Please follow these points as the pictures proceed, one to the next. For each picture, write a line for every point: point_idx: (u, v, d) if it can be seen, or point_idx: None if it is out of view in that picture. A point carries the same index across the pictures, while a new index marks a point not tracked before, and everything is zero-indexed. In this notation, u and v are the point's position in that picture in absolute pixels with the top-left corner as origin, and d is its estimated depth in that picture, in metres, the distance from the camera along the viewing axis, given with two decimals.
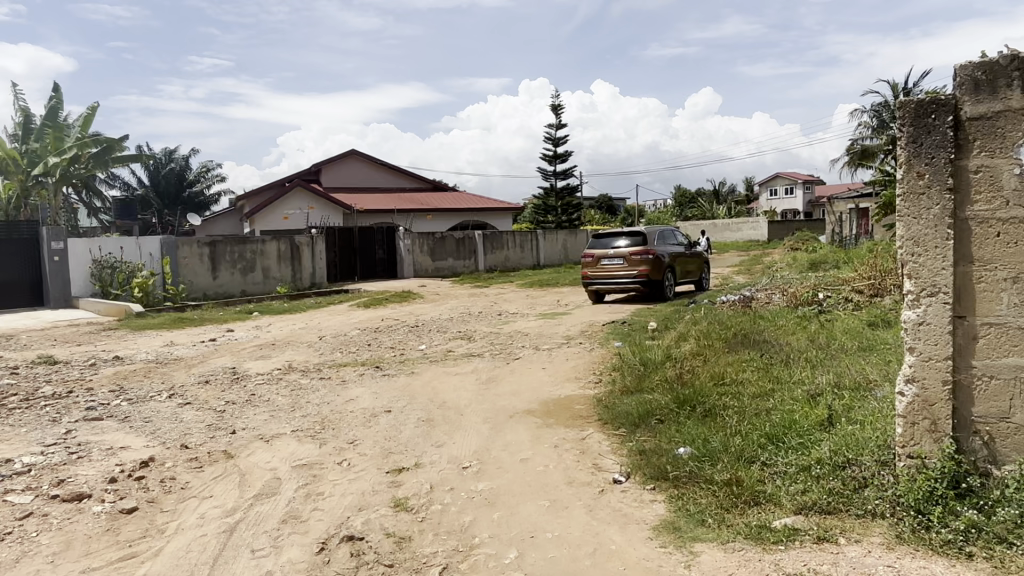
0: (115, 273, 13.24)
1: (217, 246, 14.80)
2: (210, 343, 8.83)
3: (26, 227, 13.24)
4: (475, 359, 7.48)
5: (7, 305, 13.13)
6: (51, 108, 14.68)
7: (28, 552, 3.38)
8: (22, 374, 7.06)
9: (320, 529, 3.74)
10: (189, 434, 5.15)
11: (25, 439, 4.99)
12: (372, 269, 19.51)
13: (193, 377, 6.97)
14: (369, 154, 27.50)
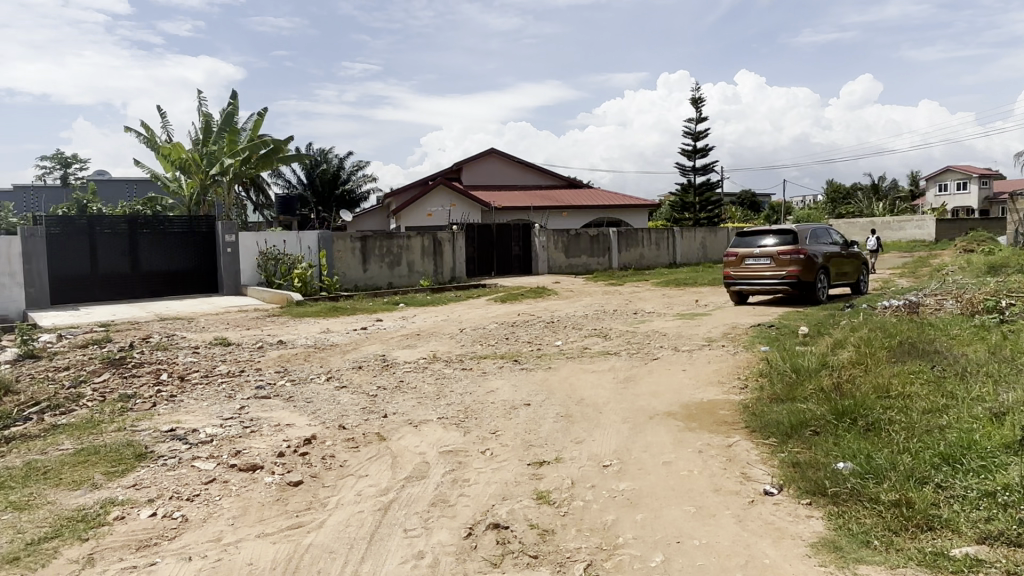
0: (278, 264, 14.48)
1: (367, 241, 15.74)
2: (361, 331, 9.39)
3: (205, 222, 14.68)
4: (612, 357, 7.42)
5: (188, 291, 14.64)
6: (227, 113, 16.16)
7: (213, 514, 3.75)
8: (203, 352, 7.88)
9: (466, 515, 3.86)
10: (346, 415, 5.50)
11: (207, 412, 5.54)
12: (509, 265, 19.92)
13: (348, 362, 7.45)
14: (506, 153, 28.04)
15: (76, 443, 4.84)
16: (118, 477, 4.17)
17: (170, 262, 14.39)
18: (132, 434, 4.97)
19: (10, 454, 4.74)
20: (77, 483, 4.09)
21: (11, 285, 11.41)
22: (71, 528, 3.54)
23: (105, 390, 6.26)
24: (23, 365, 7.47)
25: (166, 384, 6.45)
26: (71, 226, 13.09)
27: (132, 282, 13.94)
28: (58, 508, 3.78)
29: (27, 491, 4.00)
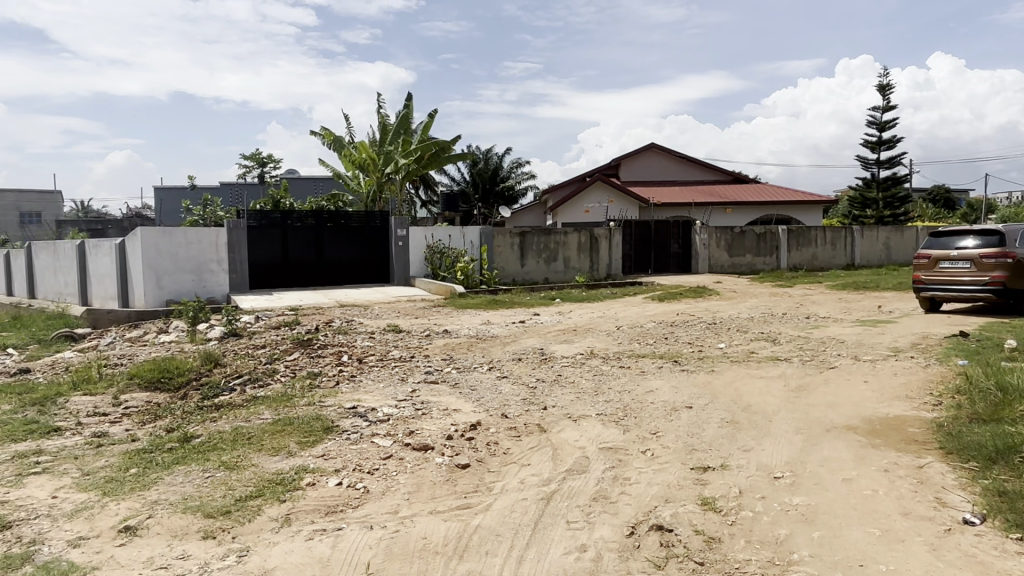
0: (443, 258, 15.40)
1: (526, 236, 16.09)
2: (520, 324, 9.62)
3: (379, 217, 15.71)
4: (782, 364, 7.01)
5: (363, 280, 15.78)
6: (403, 116, 17.17)
7: (391, 488, 4.02)
8: (378, 338, 8.46)
9: (628, 513, 3.83)
10: (508, 405, 5.67)
11: (383, 393, 5.96)
12: (667, 263, 19.52)
13: (508, 354, 7.66)
14: (668, 147, 27.41)
15: (273, 413, 5.41)
16: (310, 447, 4.61)
17: (348, 253, 15.59)
18: (320, 409, 5.47)
19: (221, 419, 5.40)
20: (276, 450, 4.56)
21: (219, 271, 12.86)
22: (272, 489, 3.95)
23: (295, 367, 6.94)
24: (228, 342, 8.46)
25: (346, 365, 7.02)
26: (267, 219, 14.49)
27: (316, 271, 15.27)
28: (261, 470, 4.24)
29: (236, 453, 4.53)
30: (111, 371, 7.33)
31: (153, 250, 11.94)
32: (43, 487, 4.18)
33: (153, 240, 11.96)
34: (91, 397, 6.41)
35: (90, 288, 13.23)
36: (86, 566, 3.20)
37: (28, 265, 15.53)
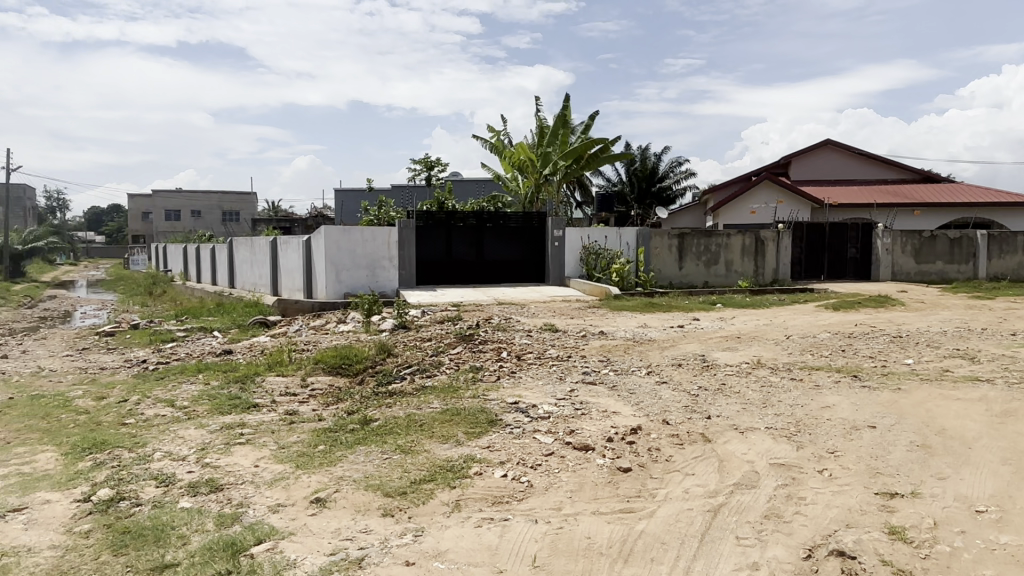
0: (598, 259, 15.40)
1: (685, 238, 15.71)
2: (679, 329, 9.38)
3: (537, 217, 16.00)
4: (983, 385, 6.25)
5: (520, 279, 16.19)
6: (562, 116, 17.35)
7: (554, 485, 4.08)
8: (536, 336, 8.63)
9: (804, 535, 3.61)
10: (669, 411, 5.54)
11: (543, 391, 6.07)
12: (841, 269, 18.22)
13: (668, 358, 7.49)
14: (844, 143, 25.45)
15: (442, 403, 5.70)
16: (476, 438, 4.80)
17: (507, 252, 16.05)
18: (484, 402, 5.67)
19: (395, 405, 5.78)
20: (445, 438, 4.80)
21: (390, 266, 13.76)
22: (443, 475, 4.16)
23: (459, 361, 7.25)
24: (398, 334, 9.03)
25: (506, 361, 7.24)
26: (433, 219, 15.26)
27: (476, 269, 15.89)
28: (432, 456, 4.48)
29: (409, 438, 4.82)
30: (299, 356, 8.10)
31: (334, 248, 12.95)
32: (246, 456, 4.70)
33: (335, 238, 12.98)
34: (283, 377, 7.13)
35: (280, 281, 14.66)
36: (284, 531, 3.55)
37: (229, 257, 17.57)
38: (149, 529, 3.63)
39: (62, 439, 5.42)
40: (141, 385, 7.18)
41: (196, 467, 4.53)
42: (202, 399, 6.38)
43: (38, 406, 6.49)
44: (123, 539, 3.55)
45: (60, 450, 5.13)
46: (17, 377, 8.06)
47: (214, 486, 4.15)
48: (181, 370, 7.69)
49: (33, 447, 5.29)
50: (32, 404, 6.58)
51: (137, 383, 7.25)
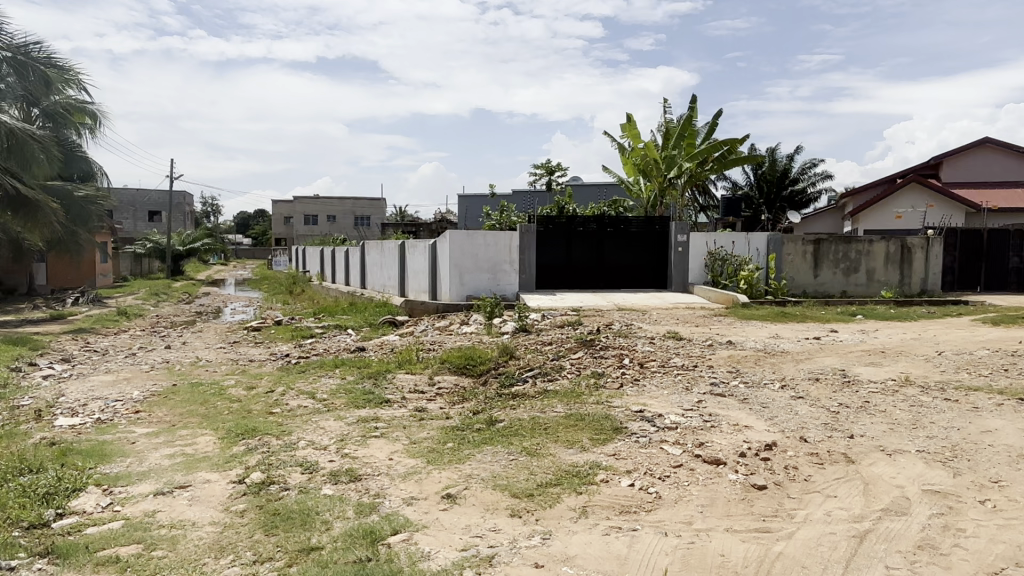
0: (725, 265, 14.84)
1: (821, 244, 14.88)
2: (814, 341, 8.85)
3: (660, 222, 15.68)
4: None
5: (641, 285, 15.93)
6: (688, 118, 16.93)
7: (684, 498, 3.97)
8: (659, 344, 8.45)
9: (965, 570, 3.29)
10: (807, 428, 5.24)
11: (670, 400, 5.93)
12: (1002, 280, 16.50)
13: (803, 372, 7.08)
14: (1005, 141, 23.09)
15: (566, 408, 5.70)
16: (601, 445, 4.76)
17: (628, 258, 15.84)
18: (608, 408, 5.62)
19: (519, 407, 5.85)
20: (571, 443, 4.80)
21: (510, 270, 13.96)
22: (569, 480, 4.16)
23: (580, 365, 7.24)
24: (520, 336, 9.15)
25: (628, 368, 7.13)
26: (554, 224, 15.36)
27: (596, 275, 15.80)
28: (558, 460, 4.49)
29: (535, 441, 4.86)
30: (426, 355, 8.40)
31: (458, 251, 13.33)
32: (381, 449, 4.94)
33: (459, 242, 13.35)
34: (412, 375, 7.43)
35: (407, 283, 15.27)
36: (418, 523, 3.68)
37: (361, 260, 18.55)
38: (296, 512, 3.89)
39: (219, 424, 5.93)
40: (285, 377, 7.74)
41: (336, 457, 4.80)
42: (339, 393, 6.76)
43: (198, 393, 7.13)
44: (273, 520, 3.82)
45: (217, 434, 5.62)
46: (180, 365, 8.92)
47: (353, 476, 4.39)
48: (319, 365, 8.19)
49: (194, 430, 5.82)
50: (193, 391, 7.26)
51: (282, 375, 7.81)
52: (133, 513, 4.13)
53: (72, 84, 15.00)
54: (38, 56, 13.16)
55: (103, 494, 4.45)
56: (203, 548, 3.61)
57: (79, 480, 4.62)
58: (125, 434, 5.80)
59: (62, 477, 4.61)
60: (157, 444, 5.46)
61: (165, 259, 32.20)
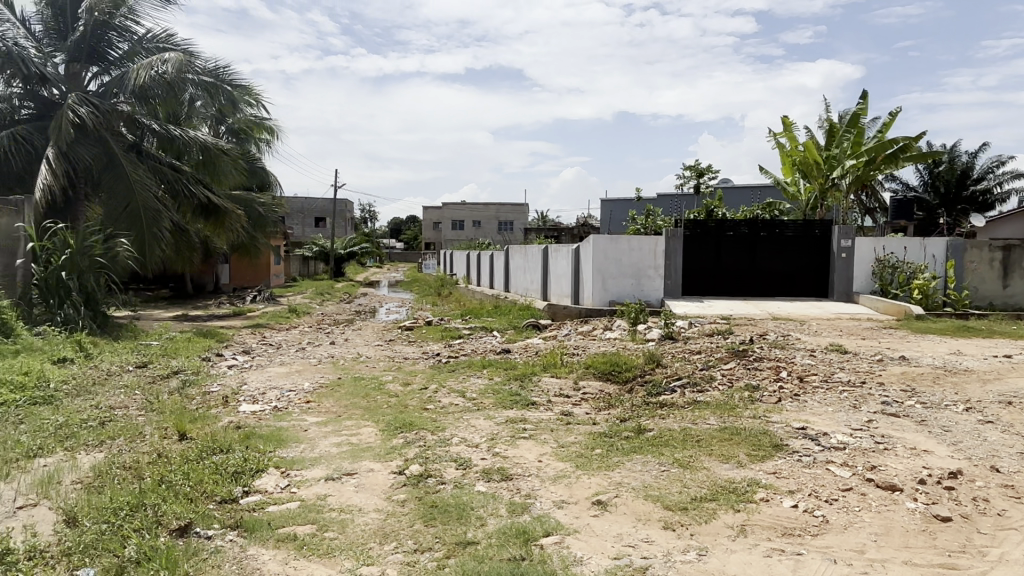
0: (895, 273, 13.65)
1: (1013, 251, 13.34)
2: (1005, 360, 7.88)
3: (819, 226, 14.71)
4: None
5: (797, 293, 15.05)
6: (855, 114, 15.82)
7: (855, 524, 3.68)
8: (820, 357, 7.91)
9: None
10: (999, 457, 4.67)
11: (834, 418, 5.53)
12: None
13: (992, 395, 6.31)
14: None
15: (719, 420, 5.49)
16: (760, 461, 4.55)
17: (783, 264, 15.01)
18: (766, 424, 5.34)
19: (668, 417, 5.72)
20: (726, 457, 4.62)
21: (655, 276, 13.65)
22: (725, 496, 4.00)
23: (732, 377, 6.94)
24: (666, 344, 8.95)
25: (785, 381, 6.73)
26: (702, 228, 14.86)
27: (748, 281, 15.11)
28: (713, 475, 4.33)
29: (688, 453, 4.73)
30: (571, 359, 8.43)
31: (601, 255, 13.24)
32: (530, 450, 5.02)
33: (603, 247, 13.28)
34: (558, 379, 7.49)
35: (550, 287, 15.42)
36: (570, 527, 3.70)
37: (505, 264, 18.99)
38: (453, 506, 4.05)
39: (379, 417, 6.32)
40: (438, 375, 8.09)
41: (488, 455, 4.94)
42: (487, 393, 6.95)
43: (360, 387, 7.65)
44: (431, 512, 4.01)
45: (377, 427, 5.98)
46: (343, 360, 9.60)
47: (505, 475, 4.50)
48: (468, 365, 8.47)
49: (358, 421, 6.25)
50: (355, 385, 7.80)
51: (434, 373, 8.18)
52: (307, 495, 4.49)
53: (255, 103, 16.73)
54: (227, 78, 14.79)
55: (282, 476, 4.89)
56: (369, 533, 3.85)
57: (261, 462, 5.10)
58: (299, 421, 6.34)
59: (247, 458, 5.13)
60: (326, 433, 5.92)
61: (329, 262, 34.87)
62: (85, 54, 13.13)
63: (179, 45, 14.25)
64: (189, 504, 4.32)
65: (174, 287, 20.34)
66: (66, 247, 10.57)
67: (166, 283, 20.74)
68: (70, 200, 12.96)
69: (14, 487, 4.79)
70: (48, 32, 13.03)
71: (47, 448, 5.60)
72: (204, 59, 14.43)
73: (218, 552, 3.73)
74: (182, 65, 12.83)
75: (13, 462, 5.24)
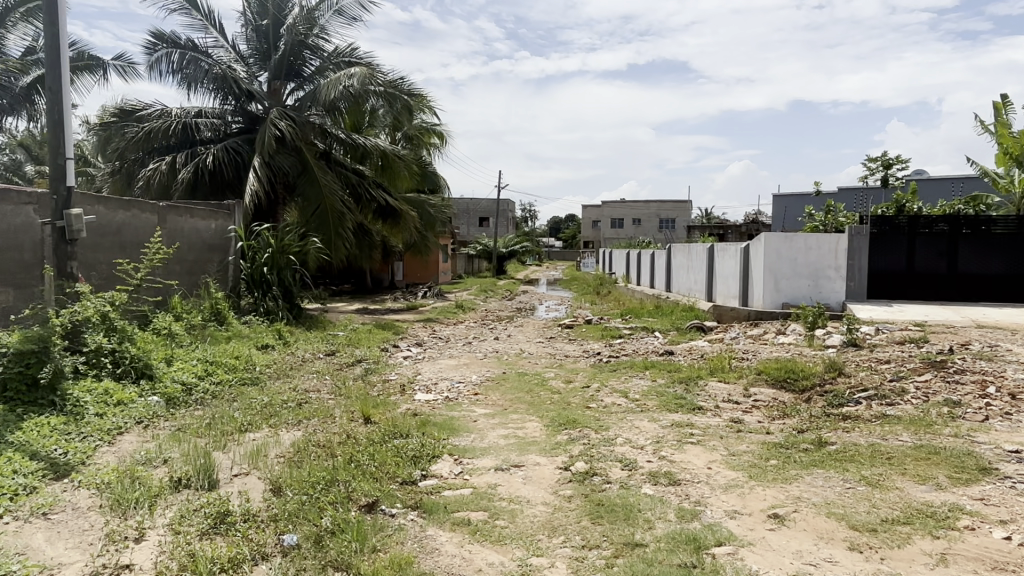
0: None
1: None
2: None
3: None
4: None
5: (1006, 298, 13.50)
6: None
7: None
8: None
9: None
10: None
11: None
12: None
13: None
14: None
15: (913, 438, 5.01)
16: (964, 486, 4.09)
17: (990, 266, 13.46)
18: (971, 444, 4.79)
19: (853, 431, 5.31)
20: (922, 478, 4.21)
21: (836, 277, 12.69)
22: (921, 520, 3.66)
23: (928, 390, 6.29)
24: (847, 352, 8.31)
25: (995, 398, 5.96)
26: (892, 225, 13.57)
27: (947, 284, 13.65)
28: (906, 496, 3.97)
29: (877, 471, 4.37)
30: (740, 364, 8.09)
31: (773, 255, 12.53)
32: (699, 456, 4.90)
33: (775, 245, 12.57)
34: (726, 384, 7.22)
35: (715, 287, 14.89)
36: (743, 539, 3.57)
37: (667, 263, 18.61)
38: (619, 506, 4.07)
39: (543, 412, 6.48)
40: (600, 374, 8.11)
41: (654, 458, 4.89)
42: (651, 394, 6.88)
43: (525, 382, 7.88)
44: (598, 510, 4.05)
45: (542, 422, 6.14)
46: (507, 355, 9.93)
47: (672, 480, 4.43)
48: (631, 365, 8.44)
49: (523, 415, 6.45)
50: (519, 380, 8.06)
51: (596, 372, 8.21)
52: (479, 483, 4.72)
53: (428, 109, 17.69)
54: (404, 88, 15.80)
55: (455, 463, 5.17)
56: (538, 525, 3.97)
57: (437, 448, 5.44)
58: (468, 412, 6.67)
59: (424, 443, 5.49)
60: (494, 425, 6.17)
61: (492, 260, 36.14)
62: (284, 72, 14.65)
63: (362, 59, 15.41)
64: (374, 482, 4.71)
65: (356, 282, 22.11)
66: (267, 245, 12.04)
67: (348, 278, 22.57)
68: (271, 203, 14.56)
69: (231, 456, 5.51)
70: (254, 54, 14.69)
71: (256, 424, 6.36)
72: (383, 70, 15.48)
73: (401, 530, 4.03)
74: (366, 77, 13.94)
75: (229, 435, 6.01)
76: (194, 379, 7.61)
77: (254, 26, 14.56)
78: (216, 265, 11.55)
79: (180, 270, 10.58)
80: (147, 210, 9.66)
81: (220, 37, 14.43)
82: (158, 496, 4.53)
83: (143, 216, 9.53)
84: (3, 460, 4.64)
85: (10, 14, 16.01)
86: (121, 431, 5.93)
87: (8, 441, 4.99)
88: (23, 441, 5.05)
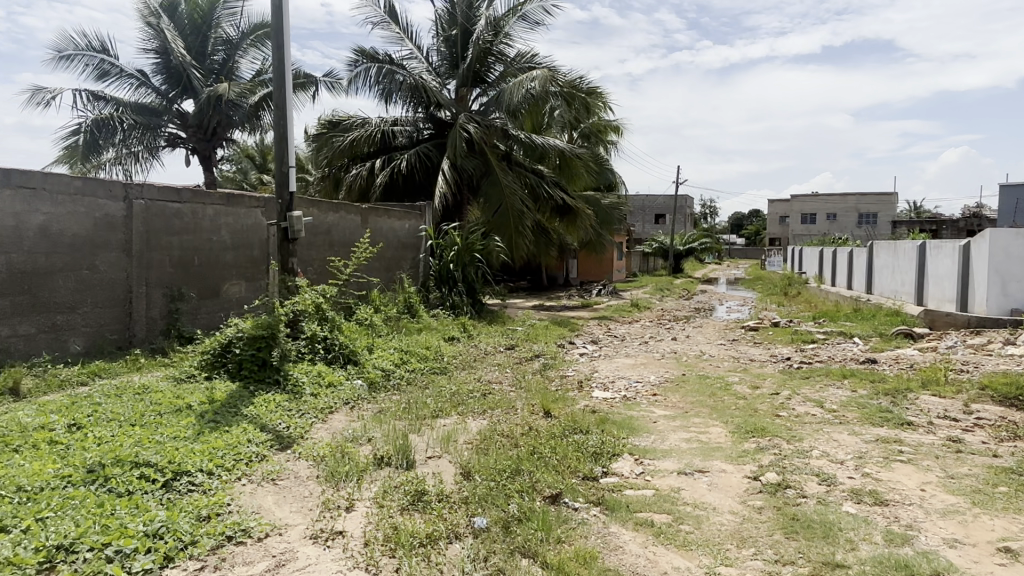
0: None
1: None
2: None
3: None
4: None
5: None
6: None
7: None
8: None
9: None
10: None
11: None
12: None
13: None
14: None
15: None
16: None
17: None
18: None
19: None
20: None
21: None
22: None
23: None
24: None
25: None
26: None
27: None
28: None
29: None
30: (958, 376, 7.23)
31: (1000, 254, 10.99)
32: (909, 476, 4.47)
33: (1002, 243, 11.07)
34: (942, 398, 6.49)
35: (926, 289, 13.41)
36: (965, 571, 3.22)
37: (867, 262, 17.06)
38: (818, 523, 3.84)
39: (727, 418, 6.26)
40: (790, 381, 7.65)
41: (857, 475, 4.54)
42: (850, 405, 6.38)
43: (707, 385, 7.64)
44: (794, 525, 3.85)
45: (727, 427, 5.94)
46: (686, 357, 9.69)
47: (878, 500, 4.09)
48: (825, 372, 7.87)
49: (706, 419, 6.28)
50: (700, 382, 7.84)
51: (785, 378, 7.76)
52: (661, 485, 4.68)
53: (606, 107, 17.71)
54: (582, 87, 15.92)
55: (636, 463, 5.18)
56: (725, 534, 3.87)
57: (617, 447, 5.47)
58: (647, 413, 6.62)
59: (605, 441, 5.55)
60: (675, 427, 6.08)
61: (668, 259, 35.32)
62: (470, 79, 15.41)
63: (542, 62, 15.78)
64: (558, 475, 4.86)
65: (532, 280, 22.74)
66: (454, 243, 12.78)
67: (525, 276, 23.28)
68: (457, 204, 15.42)
69: (426, 439, 5.95)
70: (444, 63, 15.62)
71: (446, 411, 6.82)
72: (563, 71, 15.71)
73: (584, 524, 4.12)
74: (547, 79, 14.24)
75: (424, 419, 6.51)
76: (392, 366, 8.31)
77: (445, 36, 15.48)
78: (409, 260, 12.63)
79: (378, 266, 11.57)
80: (352, 211, 10.69)
81: (414, 49, 15.52)
82: (364, 471, 5.02)
83: (348, 218, 10.55)
84: (241, 430, 5.39)
85: (244, 41, 18.43)
86: (332, 410, 6.63)
87: (245, 413, 5.80)
88: (255, 415, 5.85)
